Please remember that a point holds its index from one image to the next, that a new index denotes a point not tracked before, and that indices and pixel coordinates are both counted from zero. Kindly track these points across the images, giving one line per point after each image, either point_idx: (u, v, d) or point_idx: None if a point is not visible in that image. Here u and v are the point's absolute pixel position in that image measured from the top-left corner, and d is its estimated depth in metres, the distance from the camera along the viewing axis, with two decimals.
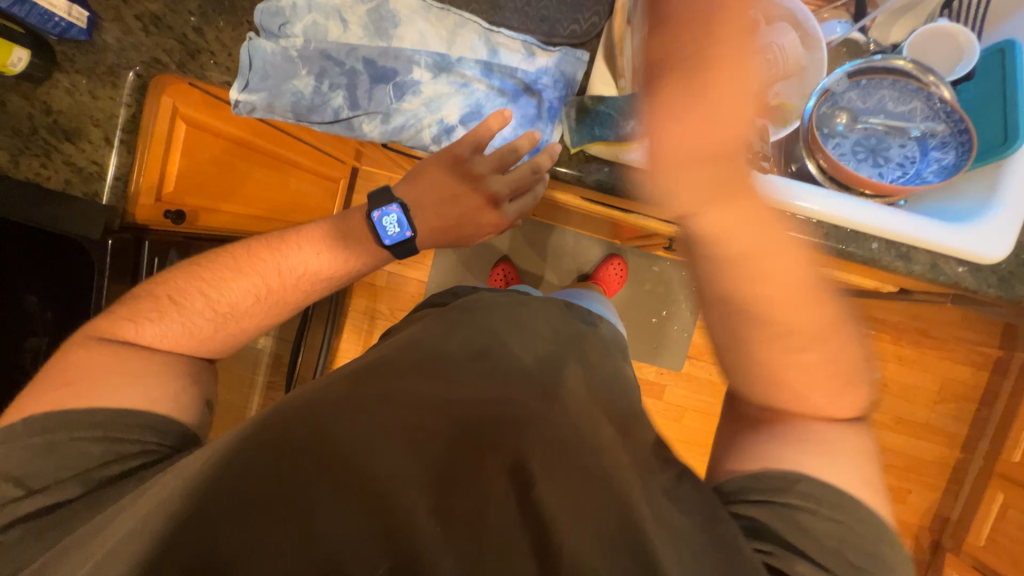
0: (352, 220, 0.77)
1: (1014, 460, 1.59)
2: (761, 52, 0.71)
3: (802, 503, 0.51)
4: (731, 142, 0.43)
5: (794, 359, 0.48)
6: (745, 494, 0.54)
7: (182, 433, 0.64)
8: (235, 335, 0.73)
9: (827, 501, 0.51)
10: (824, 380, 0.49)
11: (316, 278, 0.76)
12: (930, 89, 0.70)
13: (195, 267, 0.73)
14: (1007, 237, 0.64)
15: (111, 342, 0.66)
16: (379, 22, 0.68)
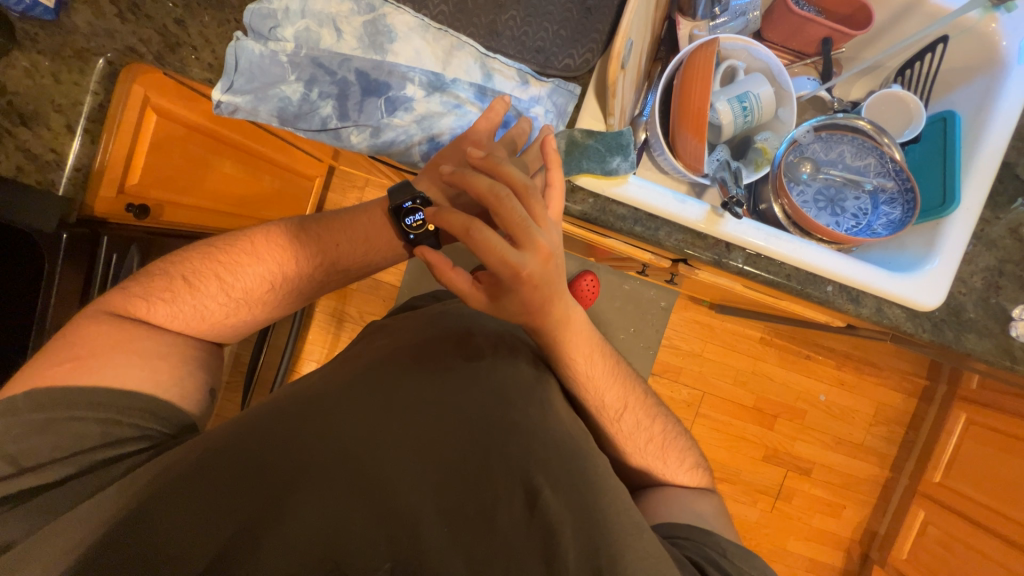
0: (363, 214, 0.70)
1: (935, 480, 1.74)
2: (739, 100, 0.75)
3: (704, 534, 0.68)
4: (546, 288, 0.57)
5: (607, 413, 0.75)
6: (669, 529, 0.69)
7: (184, 421, 0.61)
8: (247, 322, 0.69)
9: (723, 540, 0.67)
10: (657, 447, 0.77)
11: (338, 268, 0.70)
12: (884, 149, 0.77)
13: (212, 246, 0.67)
14: (940, 290, 0.71)
15: (121, 321, 0.61)
16: (375, 36, 0.67)
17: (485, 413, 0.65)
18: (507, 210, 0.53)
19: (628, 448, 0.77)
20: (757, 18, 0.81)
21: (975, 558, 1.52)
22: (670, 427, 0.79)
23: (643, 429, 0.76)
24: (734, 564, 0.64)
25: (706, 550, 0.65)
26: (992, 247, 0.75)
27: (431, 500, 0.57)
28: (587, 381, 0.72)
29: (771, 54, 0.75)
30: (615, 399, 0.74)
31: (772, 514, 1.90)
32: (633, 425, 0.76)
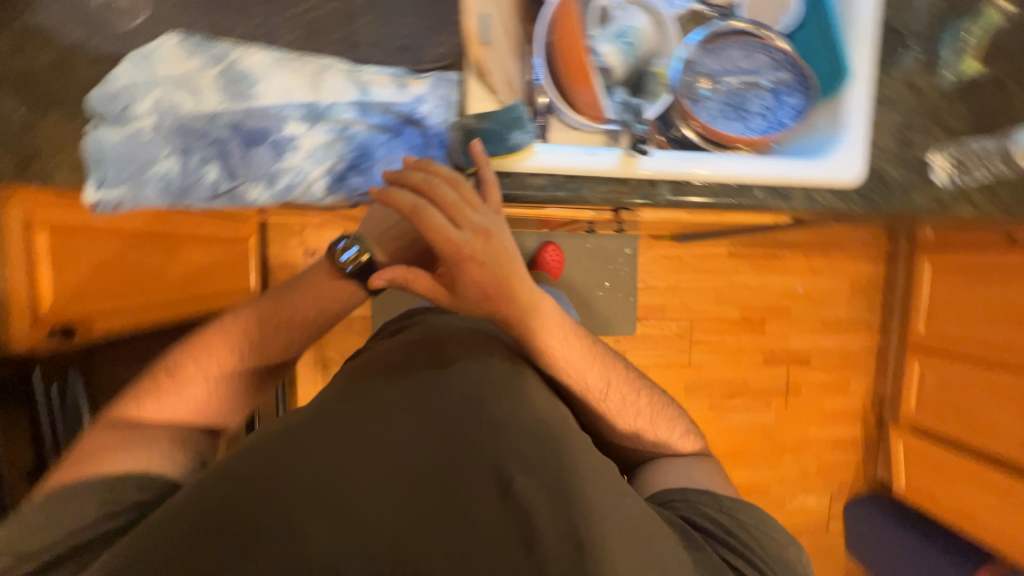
0: (315, 266, 0.76)
1: (920, 331, 1.80)
2: (619, 37, 0.75)
3: (701, 501, 0.72)
4: (497, 265, 0.64)
5: (598, 390, 0.76)
6: (667, 498, 0.74)
7: (150, 491, 0.57)
8: (236, 396, 0.69)
9: (721, 504, 0.72)
10: (641, 402, 0.79)
11: (307, 321, 0.72)
12: (769, 42, 0.78)
13: (185, 338, 0.70)
14: (857, 163, 0.75)
15: (120, 424, 0.62)
16: (233, 83, 0.63)
17: (468, 409, 0.66)
18: (445, 195, 0.61)
19: (623, 422, 0.79)
20: None
21: (969, 386, 1.61)
22: (650, 391, 0.82)
23: (631, 404, 0.78)
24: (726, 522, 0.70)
25: (706, 513, 0.71)
26: (894, 105, 0.76)
27: (435, 509, 0.57)
28: (576, 363, 0.73)
29: None
30: (600, 380, 0.75)
31: (786, 411, 2.00)
32: (620, 403, 0.77)
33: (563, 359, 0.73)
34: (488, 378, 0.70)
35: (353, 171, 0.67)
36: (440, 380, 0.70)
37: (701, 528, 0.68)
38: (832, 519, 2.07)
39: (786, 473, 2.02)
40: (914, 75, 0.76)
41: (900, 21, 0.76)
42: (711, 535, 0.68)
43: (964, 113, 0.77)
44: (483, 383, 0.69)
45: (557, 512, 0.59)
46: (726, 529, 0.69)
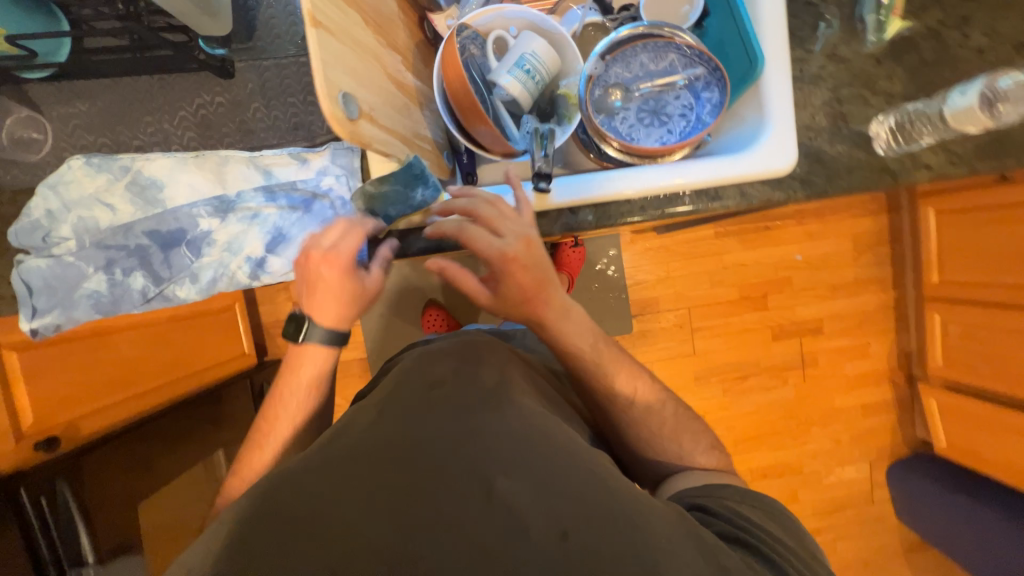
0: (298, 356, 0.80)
1: (934, 282, 1.69)
2: (519, 66, 0.72)
3: (726, 498, 0.65)
4: (537, 271, 0.64)
5: (636, 410, 0.73)
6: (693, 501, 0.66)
7: None
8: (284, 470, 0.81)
9: (745, 500, 0.65)
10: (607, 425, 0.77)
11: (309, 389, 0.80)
12: (676, 41, 0.74)
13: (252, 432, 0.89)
14: (788, 149, 0.70)
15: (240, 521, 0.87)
16: (141, 195, 0.65)
17: (465, 401, 0.55)
18: (489, 207, 0.63)
19: (657, 432, 0.74)
20: None
21: (996, 333, 1.49)
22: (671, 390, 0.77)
23: (664, 407, 0.74)
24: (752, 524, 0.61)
25: (732, 512, 0.63)
26: (821, 81, 0.71)
27: (543, 489, 0.47)
28: (620, 375, 0.72)
29: (522, 9, 0.73)
30: (640, 392, 0.73)
31: (806, 383, 1.91)
32: (648, 410, 0.73)
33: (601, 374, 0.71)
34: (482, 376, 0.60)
35: (271, 254, 0.68)
36: (430, 410, 0.53)
37: (717, 523, 0.60)
38: (876, 489, 1.95)
39: (818, 447, 1.92)
40: (838, 44, 0.70)
41: None
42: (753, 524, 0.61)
43: (899, 74, 0.71)
44: (481, 402, 0.55)
45: (619, 523, 0.47)
46: (758, 522, 0.62)
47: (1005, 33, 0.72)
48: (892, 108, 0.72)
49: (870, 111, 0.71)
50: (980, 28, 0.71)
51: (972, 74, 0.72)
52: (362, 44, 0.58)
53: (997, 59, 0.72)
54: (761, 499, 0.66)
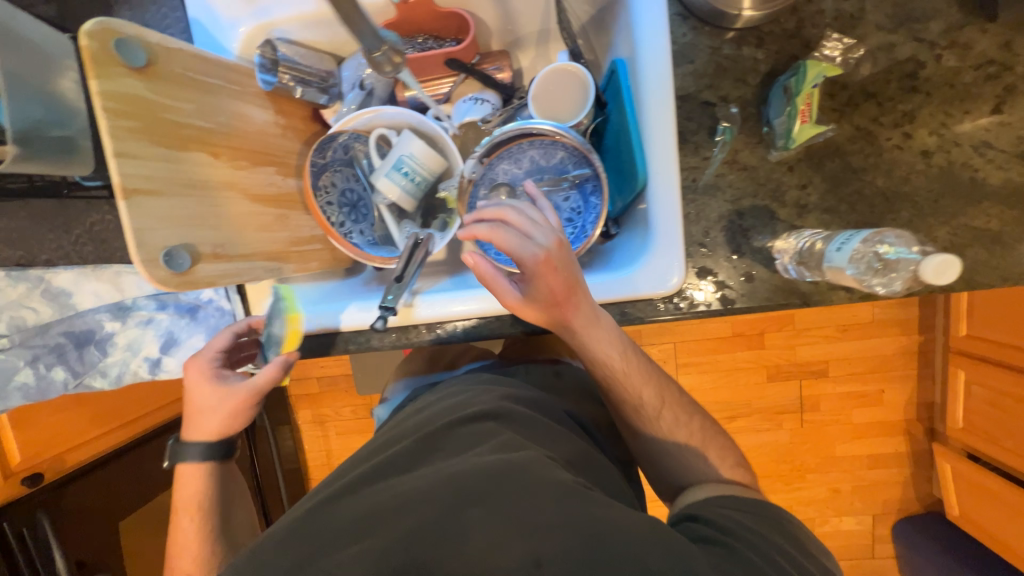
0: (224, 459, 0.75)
1: (961, 334, 1.47)
2: (397, 169, 0.70)
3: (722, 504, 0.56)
4: (568, 275, 0.55)
5: (671, 416, 0.65)
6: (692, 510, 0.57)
7: None
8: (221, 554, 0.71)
9: (747, 509, 0.55)
10: None
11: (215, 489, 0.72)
12: (564, 140, 0.68)
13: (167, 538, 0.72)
14: (671, 268, 0.62)
15: None
16: (52, 300, 0.71)
17: (443, 443, 0.55)
18: (518, 210, 0.55)
19: (678, 452, 0.64)
20: (376, 80, 0.73)
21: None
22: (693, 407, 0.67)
23: (684, 424, 0.65)
24: (757, 540, 0.50)
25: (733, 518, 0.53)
26: (718, 190, 0.63)
27: (502, 518, 0.45)
28: (636, 380, 0.64)
29: (397, 111, 0.71)
30: (655, 397, 0.64)
31: (804, 429, 1.74)
32: (676, 422, 0.65)
33: (619, 379, 0.63)
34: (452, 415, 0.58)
35: (165, 355, 0.74)
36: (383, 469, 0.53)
37: (700, 529, 0.52)
38: (879, 545, 1.76)
39: (813, 495, 1.75)
40: (740, 150, 0.62)
41: (706, 92, 0.61)
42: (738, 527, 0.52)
43: (817, 182, 0.61)
44: (493, 436, 0.54)
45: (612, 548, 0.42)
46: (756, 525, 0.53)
47: (960, 132, 0.59)
48: (805, 223, 0.62)
49: (777, 224, 0.62)
50: (927, 126, 0.60)
51: (912, 181, 0.60)
52: (200, 180, 0.58)
53: (947, 163, 0.60)
54: (775, 513, 0.55)
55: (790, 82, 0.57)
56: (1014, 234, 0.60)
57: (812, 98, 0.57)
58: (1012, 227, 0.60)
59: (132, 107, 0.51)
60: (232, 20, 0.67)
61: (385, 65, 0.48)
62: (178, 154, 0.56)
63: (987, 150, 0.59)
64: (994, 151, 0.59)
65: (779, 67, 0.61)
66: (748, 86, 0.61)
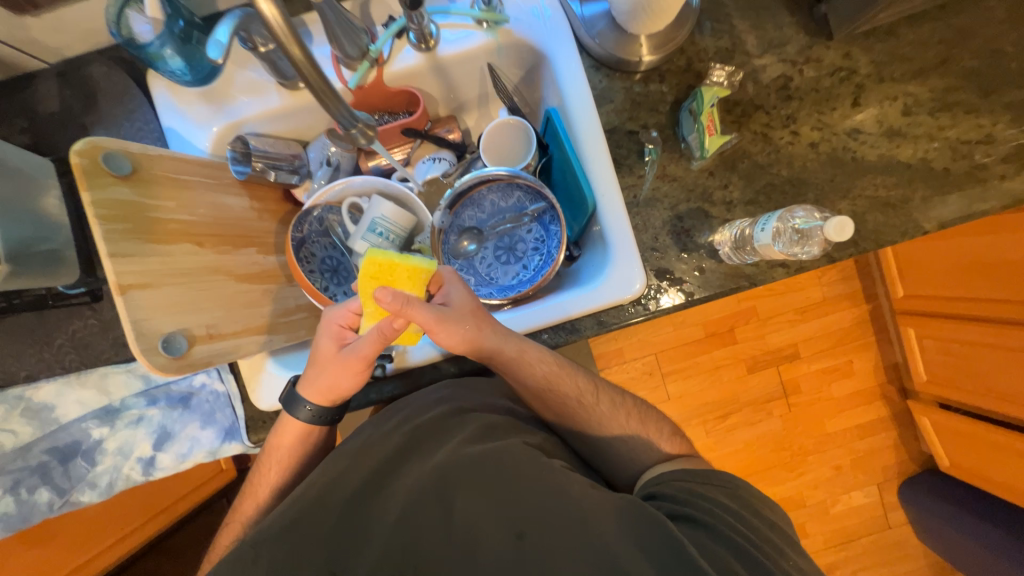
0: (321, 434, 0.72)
1: (900, 296, 1.63)
2: (371, 231, 0.76)
3: (698, 485, 0.61)
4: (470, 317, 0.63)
5: (607, 401, 0.71)
6: (660, 486, 0.62)
7: None
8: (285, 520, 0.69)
9: (716, 484, 0.61)
10: None
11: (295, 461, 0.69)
12: (519, 181, 0.76)
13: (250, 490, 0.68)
14: (632, 275, 0.69)
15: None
16: (32, 419, 0.69)
17: (436, 435, 0.62)
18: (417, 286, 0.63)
19: (617, 434, 0.69)
20: (341, 156, 0.79)
21: (974, 350, 1.41)
22: (627, 393, 0.74)
23: (621, 407, 0.71)
24: (712, 505, 0.57)
25: (703, 504, 0.57)
26: (657, 201, 0.73)
27: (500, 503, 0.53)
28: (559, 384, 0.69)
29: (365, 179, 0.77)
30: (582, 389, 0.70)
31: (791, 413, 1.80)
32: (612, 406, 0.71)
33: (546, 387, 0.68)
34: (435, 410, 0.64)
35: (159, 452, 0.72)
36: (387, 467, 0.59)
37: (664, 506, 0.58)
38: (891, 512, 1.80)
39: (817, 477, 1.79)
40: (667, 165, 0.73)
41: (630, 123, 0.73)
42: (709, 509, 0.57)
43: (735, 181, 0.72)
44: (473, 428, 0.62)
45: (587, 512, 0.52)
46: (720, 503, 0.58)
47: (834, 123, 0.73)
48: (734, 217, 0.72)
49: (712, 221, 0.72)
50: (808, 123, 0.73)
51: (809, 168, 0.73)
52: (191, 268, 0.62)
53: (832, 149, 0.73)
54: (727, 479, 0.62)
55: (694, 105, 0.69)
56: (899, 196, 0.72)
57: (713, 115, 0.68)
58: (896, 191, 0.72)
59: (123, 212, 0.56)
60: (202, 125, 0.71)
61: (361, 139, 0.55)
62: (167, 247, 0.60)
63: (859, 135, 0.73)
64: (864, 135, 0.73)
65: (683, 94, 0.73)
66: (661, 113, 0.73)
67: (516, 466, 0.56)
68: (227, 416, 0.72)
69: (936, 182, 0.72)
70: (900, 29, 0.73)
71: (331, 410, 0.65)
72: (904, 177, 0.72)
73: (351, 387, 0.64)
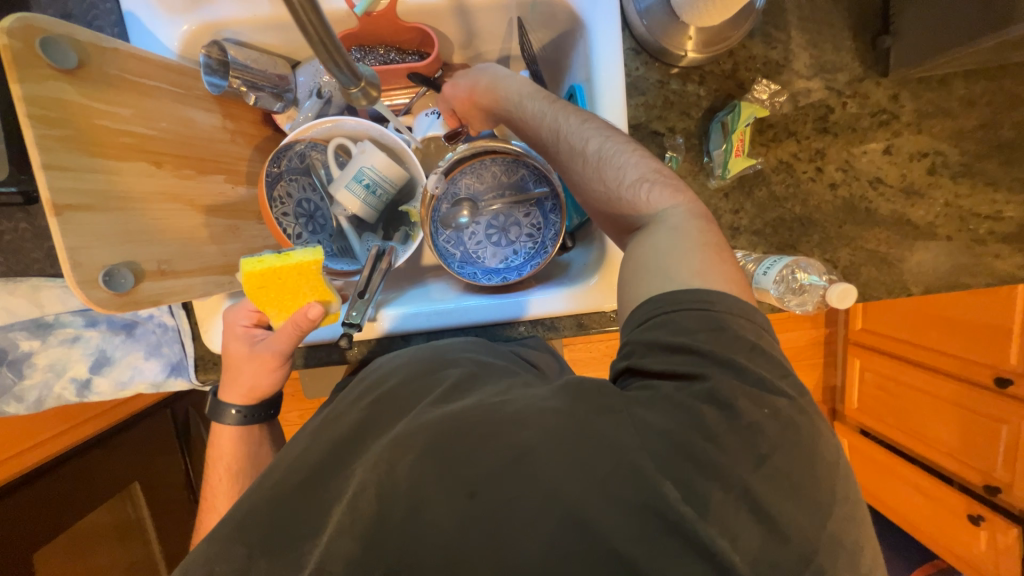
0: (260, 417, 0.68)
1: (858, 328, 1.67)
2: (357, 180, 0.69)
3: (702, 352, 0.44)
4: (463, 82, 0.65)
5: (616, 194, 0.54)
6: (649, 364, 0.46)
7: None
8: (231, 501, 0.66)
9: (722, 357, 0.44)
10: None
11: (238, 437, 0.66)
12: (526, 159, 0.71)
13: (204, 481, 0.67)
14: None
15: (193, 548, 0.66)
16: None
17: (398, 404, 0.53)
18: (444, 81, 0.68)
19: (611, 186, 0.54)
20: (335, 88, 0.70)
21: (911, 393, 1.52)
22: (670, 174, 0.55)
23: (625, 180, 0.54)
24: (702, 371, 0.43)
25: (691, 364, 0.44)
26: None
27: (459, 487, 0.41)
28: (556, 159, 0.58)
29: (358, 122, 0.69)
30: (573, 143, 0.56)
31: None
32: (611, 154, 0.54)
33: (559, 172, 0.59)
34: (409, 369, 0.56)
35: (96, 376, 0.68)
36: (345, 441, 0.52)
37: (648, 380, 0.45)
38: None
39: None
40: (684, 176, 0.68)
41: (656, 123, 0.67)
42: (687, 375, 0.44)
43: (748, 208, 0.69)
44: (431, 396, 0.51)
45: (547, 483, 0.39)
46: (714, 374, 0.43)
47: (860, 168, 0.70)
48: (737, 243, 0.70)
49: None
50: (835, 162, 0.69)
51: (823, 209, 0.70)
52: (144, 192, 0.55)
53: (850, 195, 0.70)
54: (736, 339, 0.45)
55: (727, 119, 0.64)
56: (898, 254, 0.72)
57: (745, 135, 0.64)
58: (897, 248, 0.72)
59: (66, 114, 0.47)
60: (169, 16, 0.60)
61: (360, 100, 0.46)
62: (118, 164, 0.52)
63: (880, 185, 0.71)
64: (885, 186, 0.71)
65: (718, 103, 0.68)
66: (692, 119, 0.67)
67: (473, 423, 0.43)
68: (174, 352, 0.68)
69: (935, 248, 0.72)
70: (953, 81, 0.69)
71: (259, 407, 0.66)
72: (909, 236, 0.72)
73: (273, 383, 0.65)
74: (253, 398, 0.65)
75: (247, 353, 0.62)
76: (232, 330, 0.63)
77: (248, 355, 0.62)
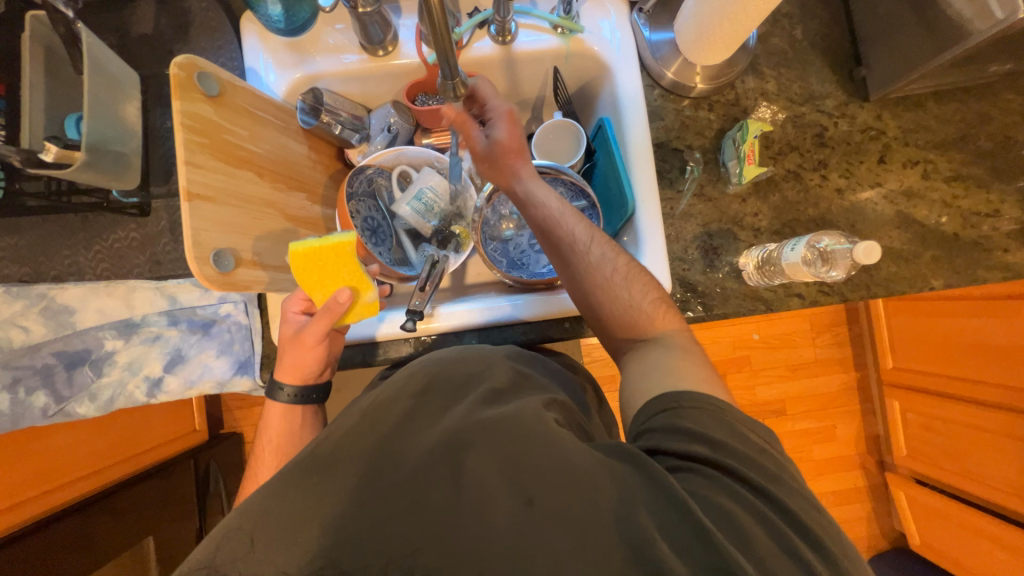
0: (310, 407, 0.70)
1: (889, 366, 1.65)
2: (417, 199, 0.79)
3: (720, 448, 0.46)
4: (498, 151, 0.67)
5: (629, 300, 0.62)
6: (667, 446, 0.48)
7: None
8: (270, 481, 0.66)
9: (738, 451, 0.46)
10: None
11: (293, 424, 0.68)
12: (562, 177, 0.80)
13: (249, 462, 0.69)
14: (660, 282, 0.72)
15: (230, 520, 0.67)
16: (50, 318, 0.70)
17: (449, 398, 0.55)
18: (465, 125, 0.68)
19: (626, 301, 0.62)
20: (402, 126, 0.84)
21: (951, 427, 1.48)
22: (667, 298, 0.64)
23: (640, 297, 0.62)
24: (716, 468, 0.45)
25: (704, 458, 0.46)
26: (691, 217, 0.77)
27: (510, 465, 0.45)
28: (578, 255, 0.64)
29: (420, 150, 0.82)
30: (598, 257, 0.63)
31: None
32: (624, 275, 0.62)
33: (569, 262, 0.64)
34: (460, 379, 0.57)
35: (169, 375, 0.75)
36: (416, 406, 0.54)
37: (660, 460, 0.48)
38: None
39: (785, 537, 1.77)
40: (705, 185, 0.78)
41: (677, 142, 0.79)
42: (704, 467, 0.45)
43: (766, 211, 0.78)
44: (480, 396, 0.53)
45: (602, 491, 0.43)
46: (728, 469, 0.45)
47: (861, 175, 0.79)
48: (760, 242, 0.77)
49: (740, 243, 0.77)
50: (837, 171, 0.79)
51: (834, 212, 0.78)
52: (250, 195, 0.65)
53: (856, 199, 0.79)
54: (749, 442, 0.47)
55: (737, 134, 0.74)
56: (911, 251, 0.78)
57: (754, 146, 0.72)
58: (910, 245, 0.78)
59: (205, 128, 0.59)
60: (281, 71, 0.75)
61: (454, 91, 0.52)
62: (234, 170, 0.63)
63: (881, 190, 0.79)
64: (886, 191, 0.79)
65: (728, 125, 0.79)
66: (706, 138, 0.79)
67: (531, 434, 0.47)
68: (244, 349, 0.72)
69: (947, 244, 0.78)
70: (927, 102, 0.80)
71: (308, 388, 0.68)
72: (919, 233, 0.78)
73: (319, 365, 0.67)
74: (297, 379, 0.68)
75: (295, 334, 0.66)
76: (285, 312, 0.67)
77: (295, 336, 0.65)
